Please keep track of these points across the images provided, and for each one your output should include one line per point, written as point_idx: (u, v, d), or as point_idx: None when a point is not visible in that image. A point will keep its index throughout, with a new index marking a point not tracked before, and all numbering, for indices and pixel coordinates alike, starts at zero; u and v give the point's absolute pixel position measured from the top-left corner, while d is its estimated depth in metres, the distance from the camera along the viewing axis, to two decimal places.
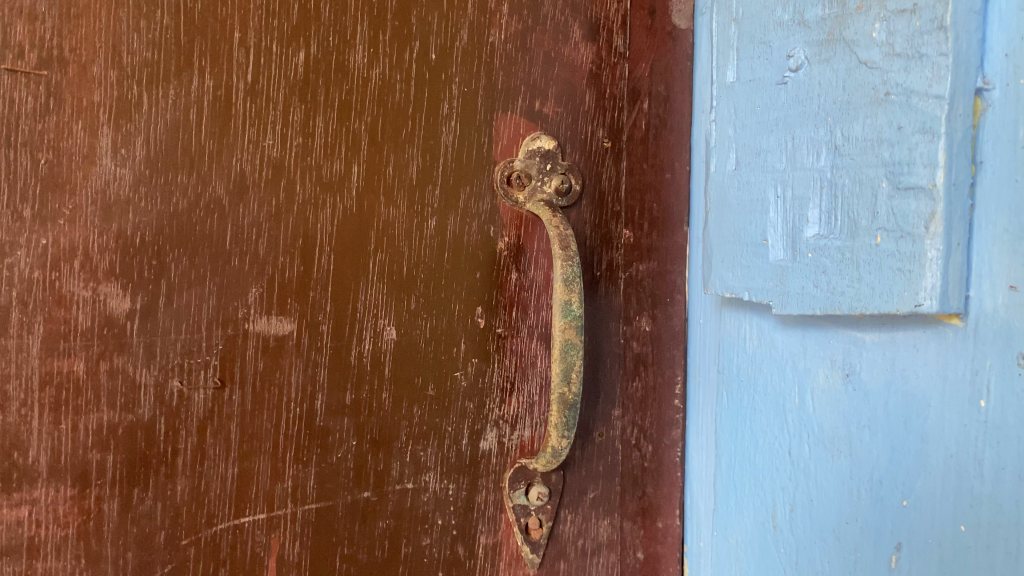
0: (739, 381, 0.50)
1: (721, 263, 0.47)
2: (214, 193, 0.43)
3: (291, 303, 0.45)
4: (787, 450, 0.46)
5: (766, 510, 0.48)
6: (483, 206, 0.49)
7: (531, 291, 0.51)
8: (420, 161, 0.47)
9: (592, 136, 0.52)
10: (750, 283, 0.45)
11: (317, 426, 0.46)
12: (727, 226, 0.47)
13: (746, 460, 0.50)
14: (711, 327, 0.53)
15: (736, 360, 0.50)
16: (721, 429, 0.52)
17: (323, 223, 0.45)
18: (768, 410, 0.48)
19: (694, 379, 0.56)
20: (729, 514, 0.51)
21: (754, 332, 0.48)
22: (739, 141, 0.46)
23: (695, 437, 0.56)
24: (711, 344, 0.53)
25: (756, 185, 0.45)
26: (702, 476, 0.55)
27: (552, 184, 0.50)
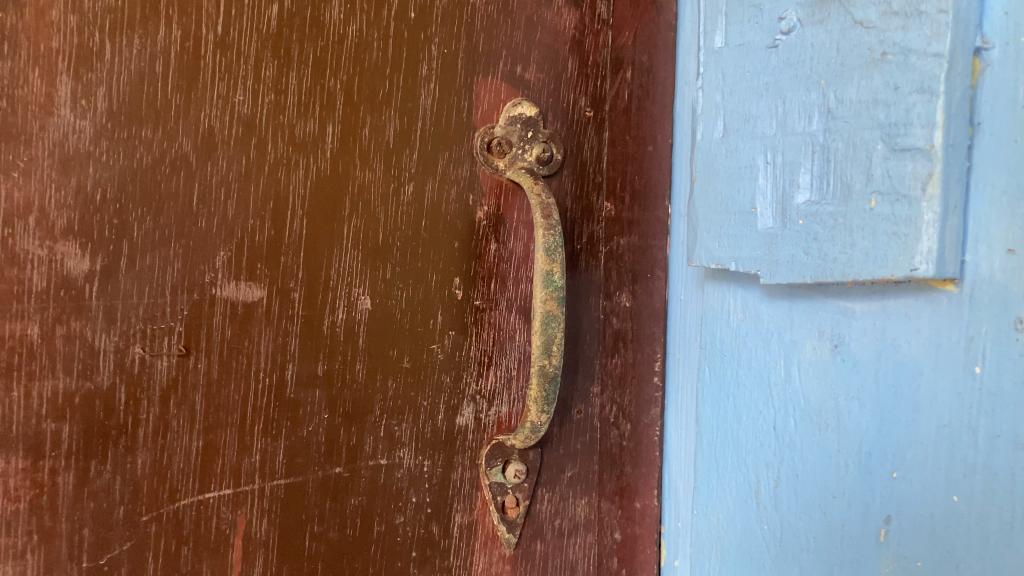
0: (720, 356, 0.49)
1: (705, 233, 0.46)
2: (180, 148, 0.41)
3: (261, 267, 0.43)
4: (771, 424, 0.45)
5: (748, 488, 0.47)
6: (462, 172, 0.48)
7: (510, 263, 0.49)
8: (398, 124, 0.46)
9: (574, 105, 0.51)
10: (737, 253, 0.44)
11: (288, 398, 0.44)
12: (711, 196, 0.46)
13: (727, 437, 0.48)
14: (694, 301, 0.52)
15: (718, 334, 0.49)
16: (701, 406, 0.51)
17: (295, 185, 0.43)
18: (751, 385, 0.46)
19: (675, 355, 0.54)
20: (709, 492, 0.50)
21: (739, 305, 0.47)
22: (726, 107, 0.45)
23: (675, 415, 0.54)
24: (693, 319, 0.52)
25: (744, 152, 0.43)
26: (681, 454, 0.54)
27: (533, 151, 0.49)
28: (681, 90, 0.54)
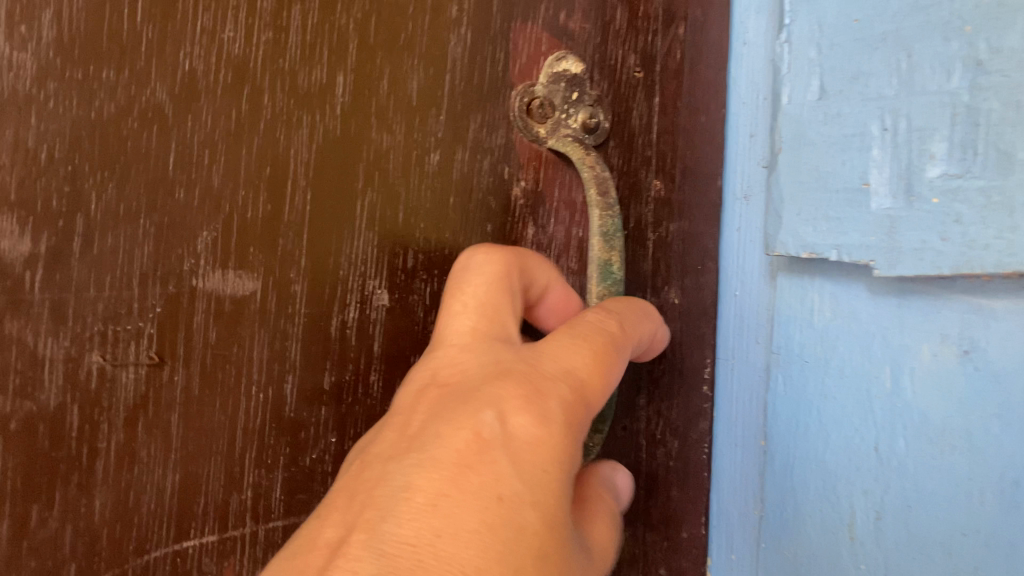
0: (801, 364, 0.41)
1: (794, 216, 0.38)
2: (152, 97, 0.31)
3: (254, 252, 0.34)
4: (872, 444, 0.37)
5: (838, 522, 0.39)
6: (496, 139, 0.39)
7: (551, 252, 0.41)
8: (422, 77, 0.37)
9: (622, 64, 0.43)
10: (841, 238, 0.36)
11: (288, 418, 0.35)
12: (803, 170, 0.38)
13: (809, 457, 0.41)
14: (765, 299, 0.44)
15: (797, 337, 0.41)
16: (772, 422, 0.43)
17: (297, 148, 0.34)
18: (844, 398, 0.38)
19: (726, 363, 0.46)
20: (783, 522, 0.42)
21: (827, 303, 0.39)
22: (824, 63, 0.37)
23: (730, 431, 0.46)
24: (758, 320, 0.44)
25: (850, 116, 0.36)
26: (737, 476, 0.46)
27: (579, 117, 0.41)
28: (736, 48, 0.44)
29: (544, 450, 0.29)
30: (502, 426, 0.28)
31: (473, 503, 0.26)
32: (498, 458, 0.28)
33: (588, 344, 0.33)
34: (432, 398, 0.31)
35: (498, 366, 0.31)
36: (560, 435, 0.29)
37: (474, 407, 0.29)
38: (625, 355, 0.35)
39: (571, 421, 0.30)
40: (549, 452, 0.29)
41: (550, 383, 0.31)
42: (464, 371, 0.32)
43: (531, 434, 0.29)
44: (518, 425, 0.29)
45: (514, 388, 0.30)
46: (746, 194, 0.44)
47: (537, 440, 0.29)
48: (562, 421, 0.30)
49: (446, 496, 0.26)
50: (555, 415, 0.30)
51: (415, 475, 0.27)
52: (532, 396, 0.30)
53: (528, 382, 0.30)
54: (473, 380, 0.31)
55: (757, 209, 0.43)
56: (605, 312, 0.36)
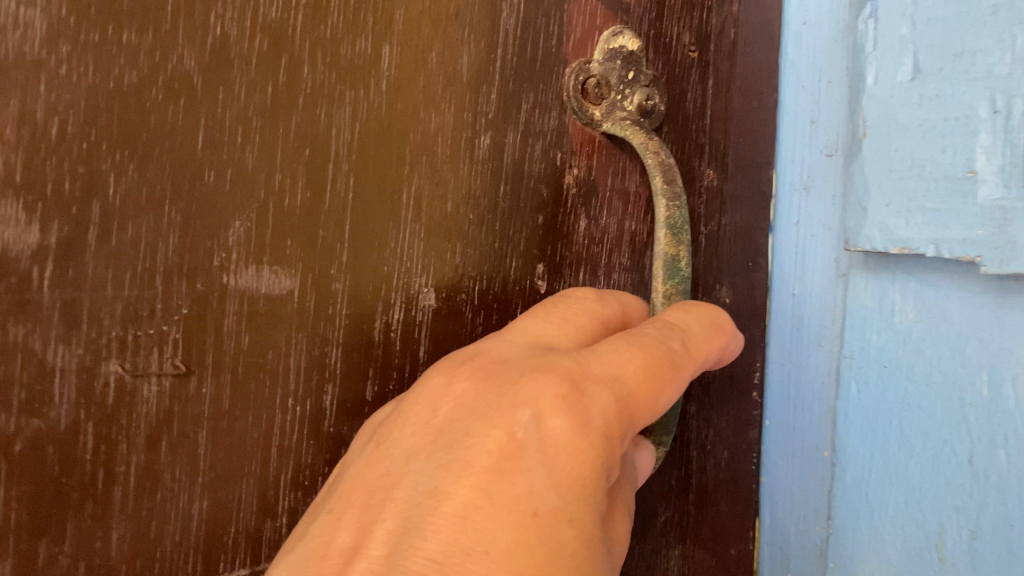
0: (877, 369, 0.37)
1: (882, 209, 0.35)
2: (180, 65, 0.27)
3: (291, 246, 0.29)
4: (965, 458, 0.33)
5: (922, 542, 0.35)
6: (549, 121, 0.35)
7: (603, 246, 0.37)
8: (473, 50, 0.33)
9: (676, 42, 0.38)
10: (937, 232, 0.32)
11: (325, 434, 0.31)
12: (894, 159, 0.34)
13: (887, 470, 0.37)
14: (832, 298, 0.40)
15: (874, 341, 0.37)
16: (842, 431, 0.39)
17: (340, 128, 0.30)
18: (931, 406, 0.35)
19: (775, 365, 0.42)
20: (854, 539, 0.39)
21: (909, 304, 0.35)
22: (918, 40, 0.33)
23: (786, 439, 0.42)
24: (824, 318, 0.40)
25: (953, 99, 0.32)
26: (795, 488, 0.42)
27: (635, 98, 0.36)
28: (795, 26, 0.40)
29: (585, 461, 0.24)
30: (538, 429, 0.25)
31: (505, 519, 0.23)
32: (531, 467, 0.24)
33: (648, 355, 0.28)
34: (459, 391, 0.27)
35: (539, 359, 0.27)
36: (597, 447, 0.25)
37: (509, 408, 0.25)
38: (687, 378, 0.29)
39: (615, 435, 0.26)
40: (589, 464, 0.24)
41: (595, 387, 0.26)
42: (502, 364, 0.27)
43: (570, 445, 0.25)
44: (556, 430, 0.25)
45: (552, 388, 0.26)
46: (806, 183, 0.40)
47: (574, 447, 0.24)
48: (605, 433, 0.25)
49: (474, 508, 0.23)
50: (594, 422, 0.25)
51: (439, 479, 0.24)
52: (571, 398, 0.25)
53: (570, 382, 0.26)
54: (509, 370, 0.27)
55: (822, 202, 0.40)
56: (671, 327, 0.31)
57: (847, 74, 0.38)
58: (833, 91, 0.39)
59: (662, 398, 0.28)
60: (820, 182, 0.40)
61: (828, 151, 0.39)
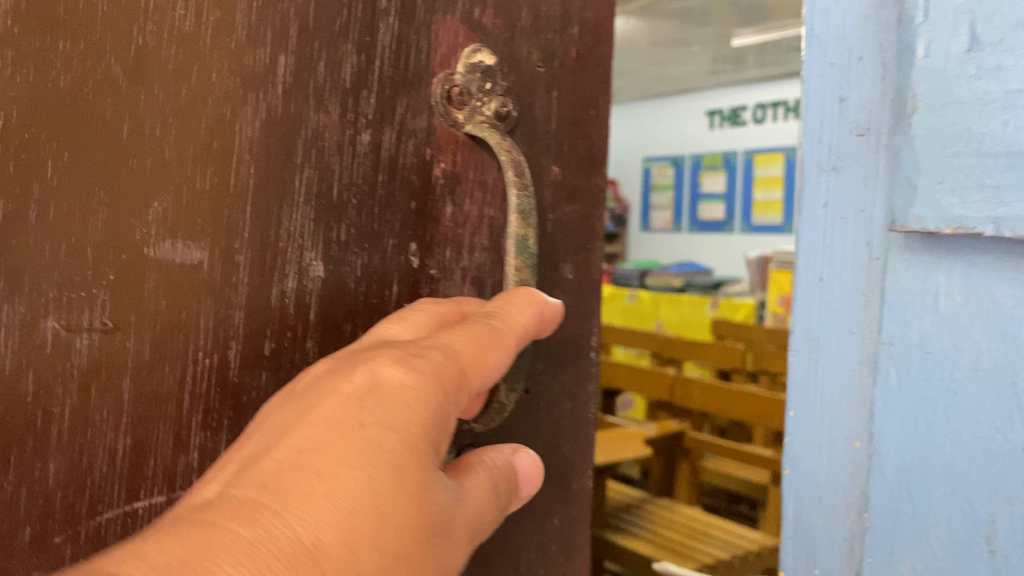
0: (921, 355, 0.42)
1: (934, 187, 0.39)
2: (108, 69, 0.32)
3: (202, 224, 0.35)
4: (1014, 441, 0.39)
5: (970, 532, 0.41)
6: (420, 122, 0.41)
7: (466, 228, 0.44)
8: (355, 61, 0.39)
9: (525, 58, 0.45)
10: (998, 209, 0.37)
11: (231, 382, 0.36)
12: (946, 134, 0.39)
13: (980, 459, 0.40)
14: (862, 280, 0.45)
15: (916, 326, 0.43)
16: (882, 416, 0.44)
17: (242, 125, 0.36)
18: (979, 392, 0.40)
19: (799, 355, 0.48)
20: (902, 538, 0.44)
21: (955, 288, 0.41)
22: (974, 9, 0.38)
23: (812, 431, 0.48)
24: (877, 296, 0.45)
25: (1013, 70, 0.36)
26: (857, 472, 0.46)
27: (492, 105, 0.43)
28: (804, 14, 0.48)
29: (405, 393, 0.32)
30: (371, 376, 0.32)
31: (337, 429, 0.30)
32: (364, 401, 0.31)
33: (470, 331, 0.37)
34: (318, 368, 0.34)
35: (378, 345, 0.36)
36: (420, 385, 0.33)
37: (350, 368, 0.33)
38: (509, 345, 0.39)
39: (444, 375, 0.34)
40: (410, 392, 0.32)
41: (425, 350, 0.35)
42: (350, 350, 0.36)
43: (403, 381, 0.33)
44: (389, 374, 0.33)
45: (387, 351, 0.34)
46: (835, 165, 0.46)
47: (402, 385, 0.32)
48: (431, 372, 0.34)
49: (311, 426, 0.31)
50: (422, 372, 0.33)
51: (301, 412, 0.31)
52: (403, 357, 0.34)
53: (404, 348, 0.35)
54: (360, 350, 0.35)
55: (848, 179, 0.46)
56: (495, 309, 0.40)
57: (881, 48, 0.43)
58: (864, 66, 0.44)
59: (488, 358, 0.37)
60: (850, 162, 0.46)
61: (859, 131, 0.45)
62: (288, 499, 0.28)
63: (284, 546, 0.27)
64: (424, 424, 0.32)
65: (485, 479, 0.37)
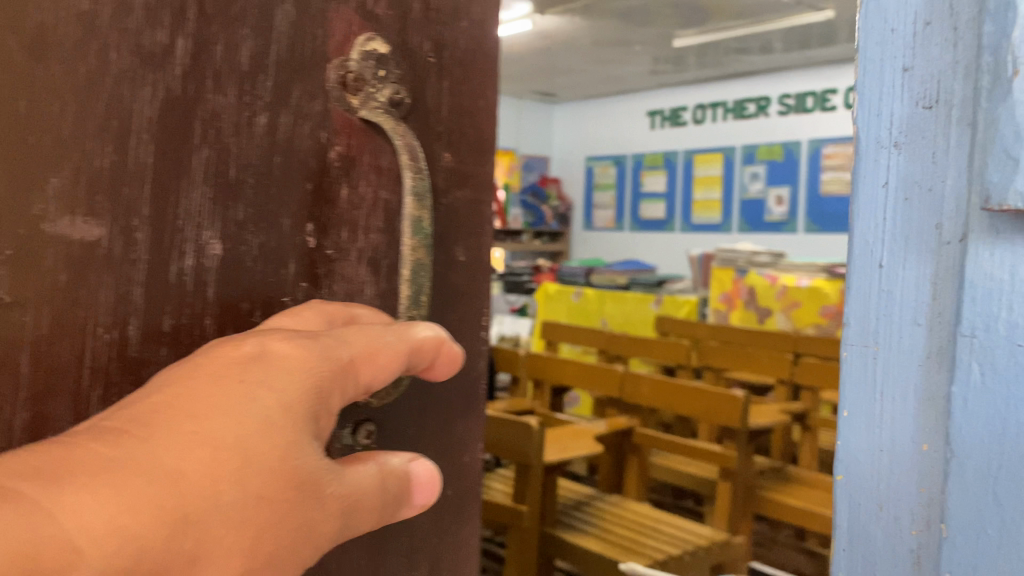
0: (1010, 348, 0.45)
1: None
2: (4, 47, 0.33)
3: (101, 200, 0.36)
4: None
5: None
6: (315, 107, 0.43)
7: (362, 210, 0.45)
8: (252, 46, 0.40)
9: (417, 49, 0.47)
10: None
11: (130, 357, 0.37)
12: None
13: None
14: (928, 275, 0.51)
15: (1004, 320, 0.46)
16: (960, 415, 0.48)
17: (141, 104, 0.36)
18: None
19: (855, 348, 0.55)
20: (982, 546, 0.47)
21: None
22: None
23: (873, 436, 0.53)
24: (954, 287, 0.49)
25: None
26: (928, 468, 0.51)
27: (385, 92, 0.45)
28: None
29: (293, 364, 0.36)
30: (261, 347, 0.36)
31: (221, 385, 0.34)
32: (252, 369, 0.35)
33: (367, 331, 0.40)
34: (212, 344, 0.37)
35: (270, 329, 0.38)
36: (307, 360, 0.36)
37: (243, 338, 0.36)
38: (400, 354, 0.41)
39: (334, 354, 0.37)
40: (298, 366, 0.36)
41: (318, 339, 0.38)
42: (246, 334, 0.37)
43: (291, 353, 0.36)
44: (278, 348, 0.36)
45: (282, 337, 0.37)
46: (896, 141, 0.52)
47: (289, 357, 0.36)
48: (321, 350, 0.37)
49: (196, 379, 0.34)
50: (312, 351, 0.37)
51: (196, 372, 0.34)
52: (297, 339, 0.37)
53: (305, 333, 0.38)
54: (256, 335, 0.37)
55: (907, 153, 0.52)
56: (404, 322, 0.42)
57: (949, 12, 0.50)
58: (931, 30, 0.51)
59: (379, 356, 0.40)
60: (914, 136, 0.51)
61: (926, 104, 0.51)
62: (161, 433, 0.31)
63: (147, 466, 0.30)
64: (303, 389, 0.35)
65: (375, 473, 0.38)
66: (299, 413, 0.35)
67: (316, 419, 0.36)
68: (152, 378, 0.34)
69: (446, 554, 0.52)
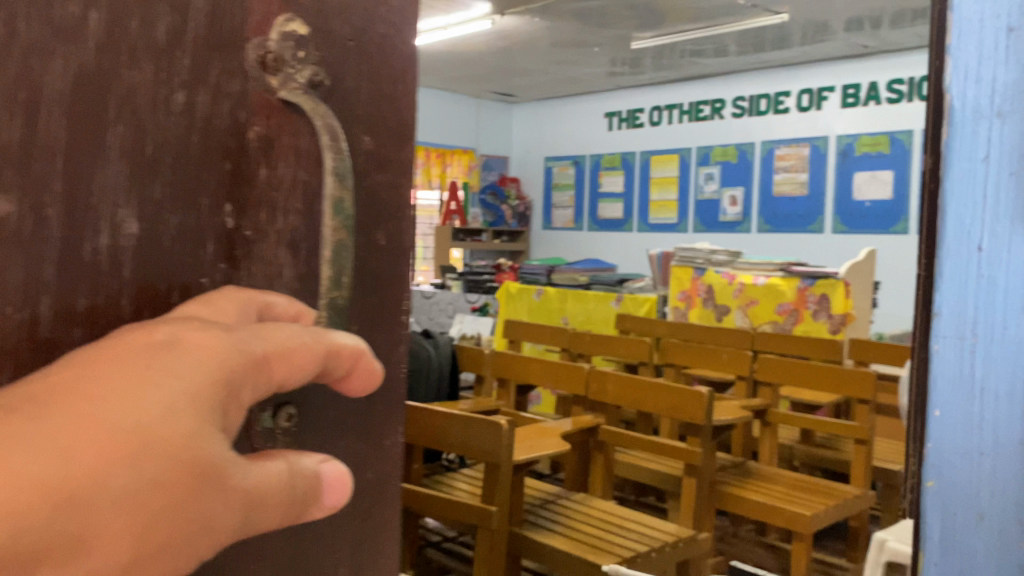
0: None
1: None
2: None
3: (10, 173, 0.35)
4: None
5: None
6: (233, 85, 0.43)
7: (280, 192, 0.45)
8: (169, 22, 0.40)
9: (337, 31, 0.47)
10: None
11: (42, 338, 0.36)
12: None
13: None
14: None
15: None
16: None
17: (52, 77, 0.36)
18: None
19: None
20: None
21: None
22: None
23: None
24: None
25: None
26: None
27: (305, 74, 0.45)
28: None
29: (202, 355, 0.37)
30: (173, 335, 0.37)
31: (129, 368, 0.35)
32: (163, 356, 0.36)
33: (283, 331, 0.41)
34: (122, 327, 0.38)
35: (184, 317, 0.39)
36: (218, 349, 0.38)
37: (154, 325, 0.37)
38: (318, 356, 0.42)
39: (247, 348, 0.39)
40: (206, 357, 0.37)
41: (231, 331, 0.39)
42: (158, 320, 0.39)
43: (202, 340, 0.37)
44: (190, 335, 0.37)
45: (198, 330, 0.38)
46: None
47: (201, 347, 0.37)
48: (234, 343, 0.38)
49: (108, 361, 0.35)
50: (224, 344, 0.38)
51: (105, 353, 0.35)
52: (210, 331, 0.38)
53: (220, 325, 0.39)
54: (168, 322, 0.38)
55: None
56: (322, 327, 0.43)
57: None
58: None
59: (296, 356, 0.41)
60: None
61: None
62: (60, 408, 0.32)
63: (39, 441, 0.31)
64: (213, 379, 0.37)
65: (283, 471, 0.39)
66: (205, 401, 0.36)
67: (225, 411, 0.37)
68: (63, 357, 0.35)
69: (368, 540, 0.52)
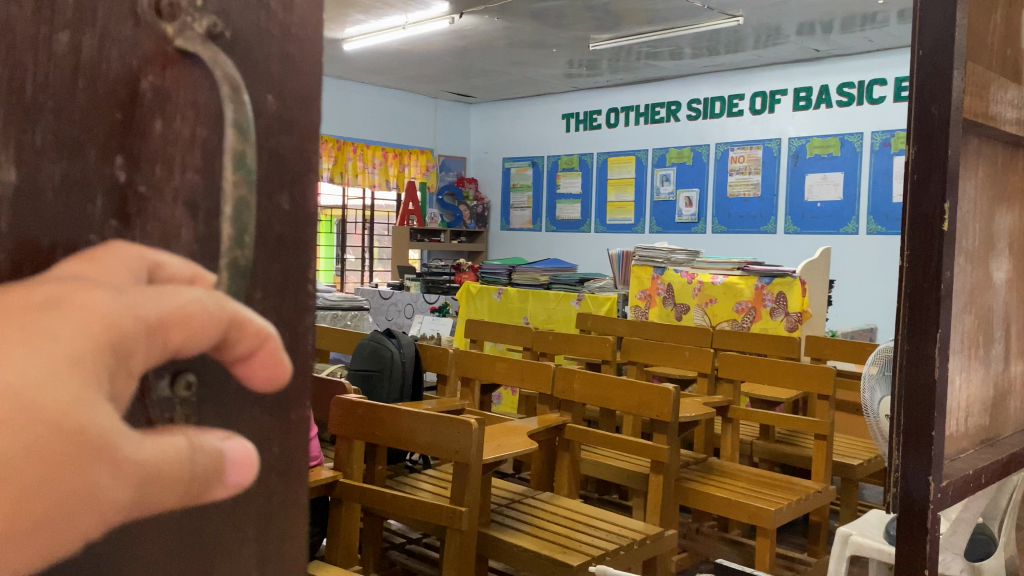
0: None
1: None
2: None
3: None
4: None
5: None
6: (124, 31, 0.41)
7: (178, 147, 0.42)
8: None
9: None
10: None
11: None
12: None
13: None
14: None
15: None
16: None
17: None
18: None
19: None
20: None
21: None
22: None
23: None
24: None
25: None
26: None
27: (204, 23, 0.43)
28: None
29: (87, 318, 0.35)
30: (53, 296, 0.35)
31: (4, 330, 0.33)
32: (43, 320, 0.34)
33: (185, 295, 0.39)
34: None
35: (70, 278, 0.36)
36: (106, 314, 0.36)
37: (33, 284, 0.35)
38: (220, 325, 0.40)
39: (140, 313, 0.37)
40: (90, 322, 0.35)
41: (121, 293, 0.36)
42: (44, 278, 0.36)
43: (86, 303, 0.35)
44: (75, 296, 0.35)
45: (84, 292, 0.35)
46: None
47: (88, 312, 0.35)
48: (125, 306, 0.36)
49: None
50: (113, 311, 0.36)
51: None
52: (99, 293, 0.36)
53: (109, 286, 0.36)
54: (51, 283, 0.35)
55: None
56: (225, 292, 0.41)
57: None
58: None
59: (195, 323, 0.39)
60: None
61: None
62: None
63: None
64: (98, 344, 0.35)
65: (184, 447, 0.38)
66: (89, 368, 0.34)
67: (113, 378, 0.35)
68: None
69: (280, 538, 0.47)
